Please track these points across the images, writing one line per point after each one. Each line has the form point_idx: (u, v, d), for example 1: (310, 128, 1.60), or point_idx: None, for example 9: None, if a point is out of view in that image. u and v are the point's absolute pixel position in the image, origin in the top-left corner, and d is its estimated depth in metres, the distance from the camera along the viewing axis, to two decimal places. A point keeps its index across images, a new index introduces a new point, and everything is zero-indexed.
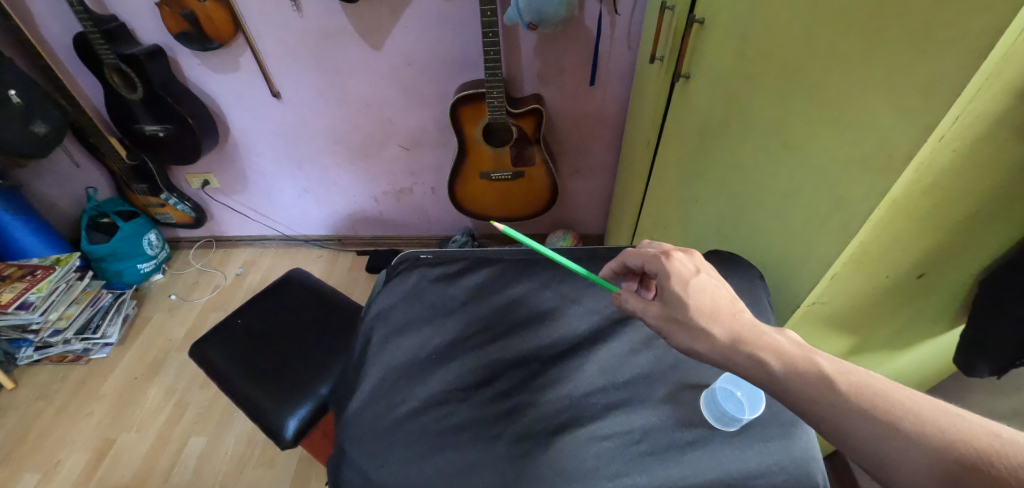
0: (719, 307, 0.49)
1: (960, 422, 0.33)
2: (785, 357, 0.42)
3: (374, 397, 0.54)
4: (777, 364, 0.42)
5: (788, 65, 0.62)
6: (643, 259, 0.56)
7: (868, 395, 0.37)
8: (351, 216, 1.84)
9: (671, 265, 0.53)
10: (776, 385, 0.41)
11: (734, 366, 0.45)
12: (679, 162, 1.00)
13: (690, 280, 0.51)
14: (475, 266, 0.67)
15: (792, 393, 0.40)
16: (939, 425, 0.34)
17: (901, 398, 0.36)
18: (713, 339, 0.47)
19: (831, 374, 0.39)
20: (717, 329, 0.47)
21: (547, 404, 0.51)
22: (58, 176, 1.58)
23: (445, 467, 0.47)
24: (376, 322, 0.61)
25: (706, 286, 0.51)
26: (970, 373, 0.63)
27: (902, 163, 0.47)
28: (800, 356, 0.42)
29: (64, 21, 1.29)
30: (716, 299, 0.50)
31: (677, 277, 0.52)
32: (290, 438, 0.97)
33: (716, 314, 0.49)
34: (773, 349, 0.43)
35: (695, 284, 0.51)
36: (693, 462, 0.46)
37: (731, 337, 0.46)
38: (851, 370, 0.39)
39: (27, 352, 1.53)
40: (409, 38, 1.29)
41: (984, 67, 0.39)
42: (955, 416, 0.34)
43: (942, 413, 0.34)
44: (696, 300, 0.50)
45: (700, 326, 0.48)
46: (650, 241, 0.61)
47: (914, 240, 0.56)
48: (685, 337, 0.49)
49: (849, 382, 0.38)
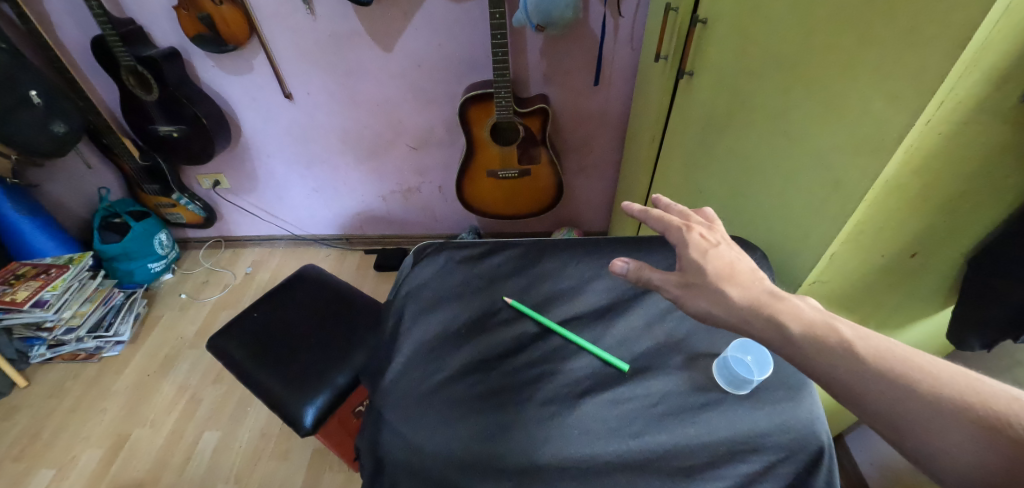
0: (737, 272, 0.51)
1: (980, 387, 0.35)
2: (805, 321, 0.43)
3: (409, 368, 0.57)
4: (797, 326, 0.43)
5: (787, 61, 0.67)
6: (664, 226, 0.57)
7: (888, 360, 0.38)
8: (359, 215, 1.88)
9: (690, 236, 0.55)
10: (795, 349, 0.43)
11: (751, 328, 0.47)
12: (683, 154, 1.04)
13: (710, 250, 0.54)
14: (497, 249, 0.71)
15: (811, 357, 0.41)
16: (960, 388, 0.35)
17: (922, 363, 0.37)
18: (730, 303, 0.49)
19: (851, 340, 0.41)
20: (734, 293, 0.49)
21: (571, 372, 0.56)
22: (71, 176, 1.61)
23: (481, 428, 0.51)
24: (406, 300, 0.65)
25: (725, 257, 0.53)
26: (961, 347, 0.67)
27: (892, 146, 0.52)
28: (820, 322, 0.43)
29: (82, 25, 1.32)
30: (735, 267, 0.52)
31: (696, 247, 0.54)
32: (309, 426, 1.00)
33: (733, 277, 0.51)
34: (793, 313, 0.45)
35: (714, 254, 0.53)
36: (708, 421, 0.50)
37: (746, 298, 0.48)
38: (870, 336, 0.40)
39: (39, 350, 1.55)
40: (419, 40, 1.34)
41: (963, 56, 0.44)
42: (975, 381, 0.35)
43: (962, 377, 0.36)
44: (715, 268, 0.52)
45: (718, 290, 0.50)
46: (670, 209, 0.62)
47: (908, 219, 0.60)
48: (703, 302, 0.51)
49: (868, 345, 0.40)
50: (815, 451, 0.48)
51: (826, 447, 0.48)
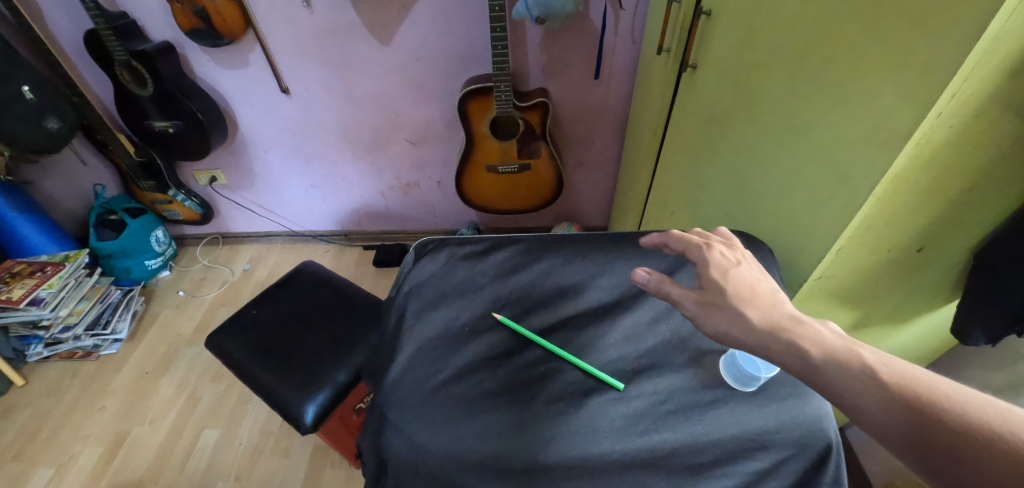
0: (758, 295, 0.50)
1: (1006, 417, 0.34)
2: (826, 346, 0.42)
3: (412, 366, 0.57)
4: (816, 350, 0.42)
5: (795, 54, 0.66)
6: (688, 246, 0.56)
7: (911, 390, 0.37)
8: (358, 211, 1.86)
9: (712, 255, 0.54)
10: (814, 372, 0.42)
11: (771, 351, 0.45)
12: (686, 148, 1.03)
13: (731, 269, 0.53)
14: (500, 245, 0.70)
15: (832, 383, 0.40)
16: (985, 419, 0.34)
17: (948, 392, 0.36)
18: (749, 323, 0.47)
19: (873, 366, 0.40)
20: (753, 313, 0.48)
21: (576, 370, 0.55)
22: (66, 173, 1.59)
23: (485, 427, 0.50)
24: (408, 298, 0.64)
25: (746, 278, 0.52)
26: (966, 341, 0.67)
27: (902, 141, 0.51)
28: (842, 346, 0.42)
29: (75, 19, 1.30)
30: (755, 291, 0.50)
31: (716, 266, 0.53)
32: (310, 423, 1.00)
33: (754, 299, 0.49)
34: (814, 337, 0.43)
35: (734, 274, 0.52)
36: (715, 419, 0.50)
37: (764, 319, 0.47)
38: (892, 361, 0.40)
39: (37, 348, 1.54)
40: (417, 33, 1.32)
41: (976, 48, 0.43)
42: (1002, 411, 0.34)
43: (988, 407, 0.35)
44: (736, 287, 0.51)
45: (737, 309, 0.49)
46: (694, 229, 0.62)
47: (916, 213, 0.59)
48: (722, 321, 0.49)
49: (890, 372, 0.39)
50: (823, 448, 0.48)
51: (834, 444, 0.48)
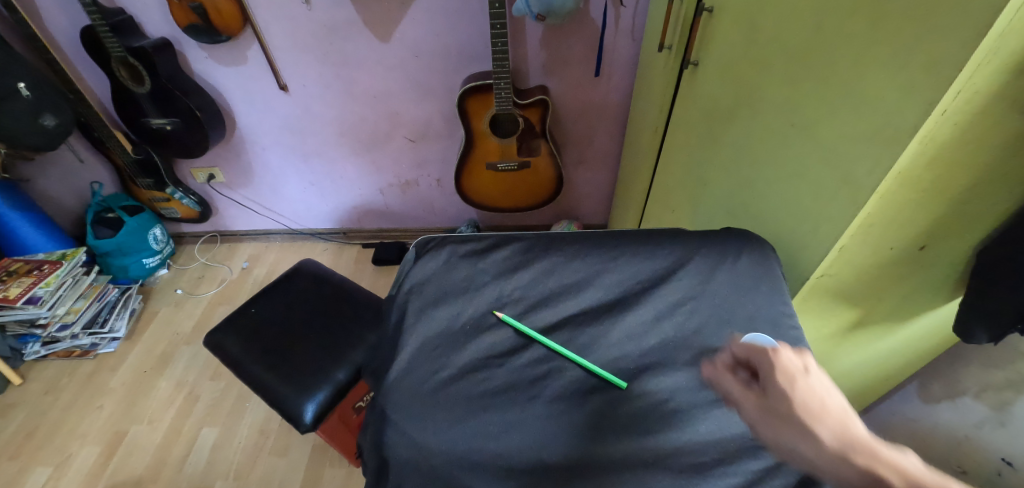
0: (830, 411, 0.42)
1: None
2: (909, 477, 0.36)
3: (414, 365, 0.56)
4: (900, 483, 0.36)
5: (798, 51, 0.65)
6: (748, 351, 0.48)
7: None
8: (357, 209, 1.86)
9: (777, 358, 0.46)
10: None
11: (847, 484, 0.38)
12: (687, 145, 1.03)
13: (799, 377, 0.44)
14: (502, 243, 0.70)
15: None
16: None
17: None
18: (821, 445, 0.40)
19: None
20: (824, 432, 0.41)
21: (578, 369, 0.55)
22: (62, 170, 1.58)
23: (488, 426, 0.50)
24: (409, 296, 0.64)
25: (815, 389, 0.43)
26: (967, 339, 0.67)
27: (906, 138, 0.51)
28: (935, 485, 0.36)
29: (71, 15, 1.29)
30: (827, 408, 0.42)
31: (783, 371, 0.45)
32: (309, 422, 0.99)
33: (826, 415, 0.42)
34: (899, 469, 0.37)
35: (803, 383, 0.44)
36: (718, 418, 0.50)
37: (841, 446, 0.40)
38: None
39: (34, 347, 1.53)
40: (417, 31, 1.31)
41: (982, 45, 0.42)
42: None
43: None
44: (805, 401, 0.43)
45: (807, 426, 0.41)
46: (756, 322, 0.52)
47: (919, 210, 0.59)
48: (789, 440, 0.42)
49: None
50: None
51: None
